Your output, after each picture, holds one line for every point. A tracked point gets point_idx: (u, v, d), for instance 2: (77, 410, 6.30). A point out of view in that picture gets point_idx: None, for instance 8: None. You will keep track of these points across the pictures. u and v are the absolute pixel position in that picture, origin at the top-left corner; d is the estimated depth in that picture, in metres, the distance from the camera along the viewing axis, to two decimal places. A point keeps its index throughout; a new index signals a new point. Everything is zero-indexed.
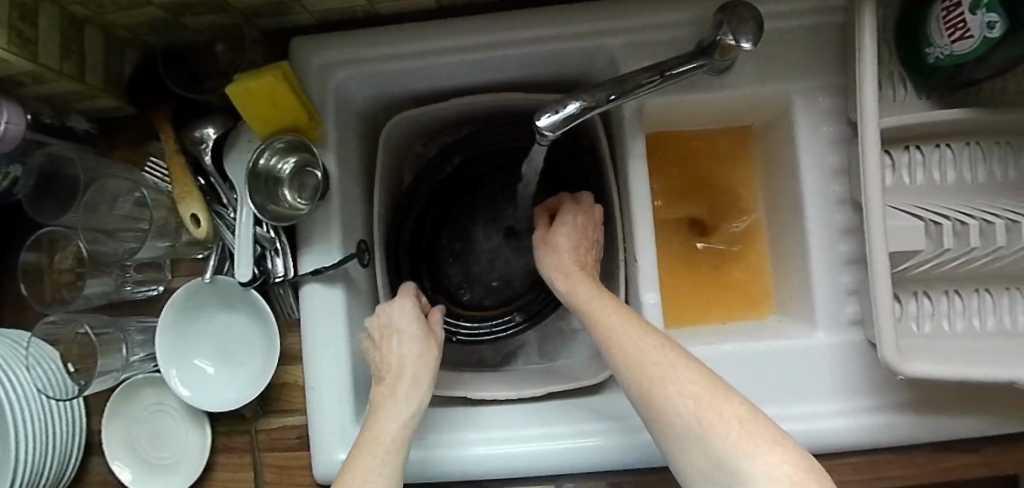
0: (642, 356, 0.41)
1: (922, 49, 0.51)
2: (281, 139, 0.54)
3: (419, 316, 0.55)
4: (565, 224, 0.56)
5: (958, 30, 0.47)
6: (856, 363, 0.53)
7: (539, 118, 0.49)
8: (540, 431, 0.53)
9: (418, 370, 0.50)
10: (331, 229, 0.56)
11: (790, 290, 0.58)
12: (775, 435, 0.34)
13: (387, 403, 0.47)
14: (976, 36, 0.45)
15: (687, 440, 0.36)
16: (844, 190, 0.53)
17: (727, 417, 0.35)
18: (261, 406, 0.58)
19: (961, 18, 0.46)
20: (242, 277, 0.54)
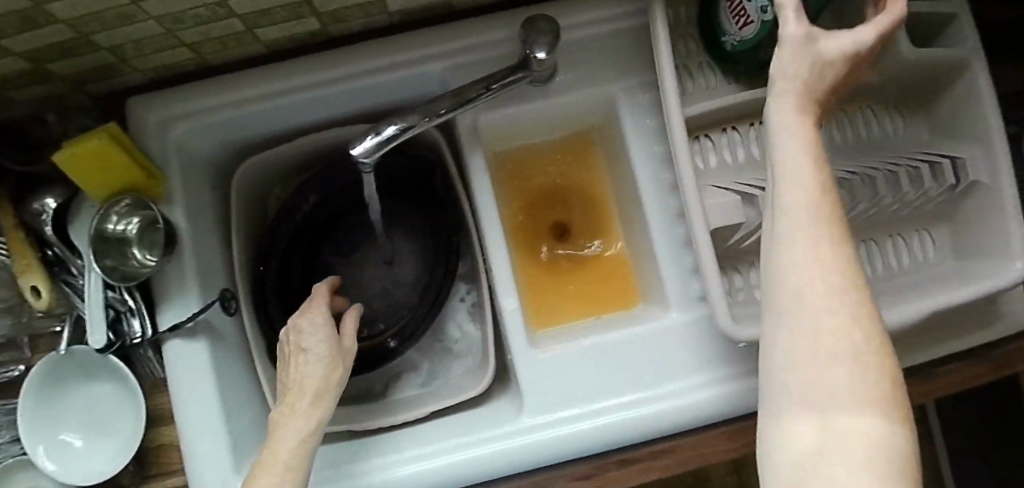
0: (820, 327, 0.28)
1: (719, 37, 0.54)
2: (121, 201, 0.54)
3: (334, 332, 0.52)
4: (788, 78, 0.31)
5: (742, 18, 0.51)
6: (708, 338, 0.55)
7: (355, 146, 0.51)
8: (425, 451, 0.55)
9: (318, 390, 0.48)
10: (186, 283, 0.56)
11: (646, 278, 0.60)
12: (901, 436, 0.27)
13: (287, 423, 0.46)
14: (755, 22, 0.49)
15: (819, 446, 0.27)
16: (672, 176, 0.57)
17: (863, 419, 0.27)
18: (138, 472, 0.57)
19: (742, 6, 0.50)
20: (95, 343, 0.53)
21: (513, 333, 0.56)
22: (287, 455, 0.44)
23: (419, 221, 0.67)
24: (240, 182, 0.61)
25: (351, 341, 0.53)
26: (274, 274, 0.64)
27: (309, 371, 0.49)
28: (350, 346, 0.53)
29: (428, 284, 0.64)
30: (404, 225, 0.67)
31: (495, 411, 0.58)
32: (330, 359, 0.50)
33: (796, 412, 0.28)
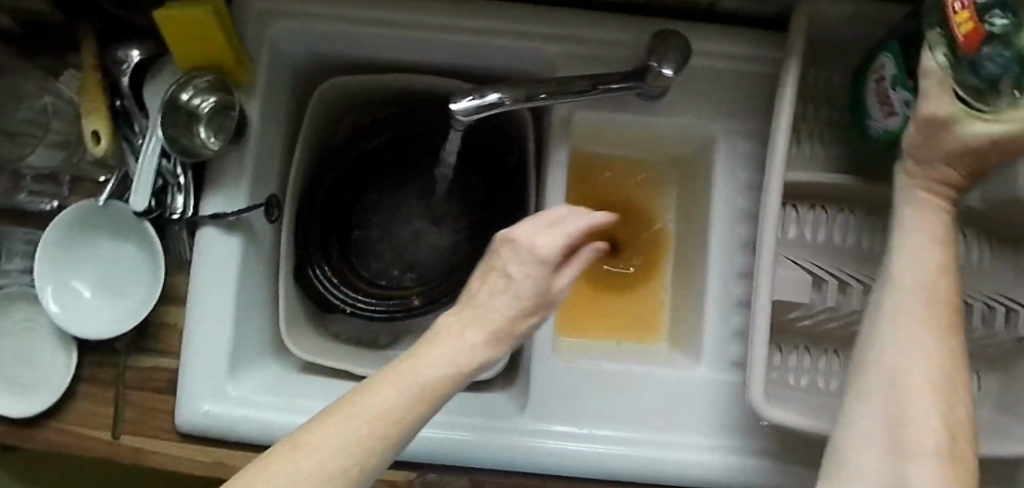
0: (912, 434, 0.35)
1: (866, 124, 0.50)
2: (203, 77, 0.53)
3: (550, 270, 0.32)
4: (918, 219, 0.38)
5: (888, 106, 0.47)
6: (728, 403, 0.54)
7: (455, 101, 0.50)
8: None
9: (426, 372, 0.31)
10: (242, 176, 0.55)
11: (682, 322, 0.59)
12: None
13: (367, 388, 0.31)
14: (898, 114, 0.45)
15: None
16: (747, 234, 0.55)
17: None
18: (136, 343, 0.57)
19: (886, 93, 0.46)
20: (137, 206, 0.53)
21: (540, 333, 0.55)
22: (391, 429, 0.30)
23: (478, 192, 0.65)
24: (320, 97, 0.59)
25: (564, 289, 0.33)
26: (326, 197, 0.63)
27: (462, 321, 0.33)
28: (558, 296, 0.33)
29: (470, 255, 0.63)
30: (463, 190, 0.65)
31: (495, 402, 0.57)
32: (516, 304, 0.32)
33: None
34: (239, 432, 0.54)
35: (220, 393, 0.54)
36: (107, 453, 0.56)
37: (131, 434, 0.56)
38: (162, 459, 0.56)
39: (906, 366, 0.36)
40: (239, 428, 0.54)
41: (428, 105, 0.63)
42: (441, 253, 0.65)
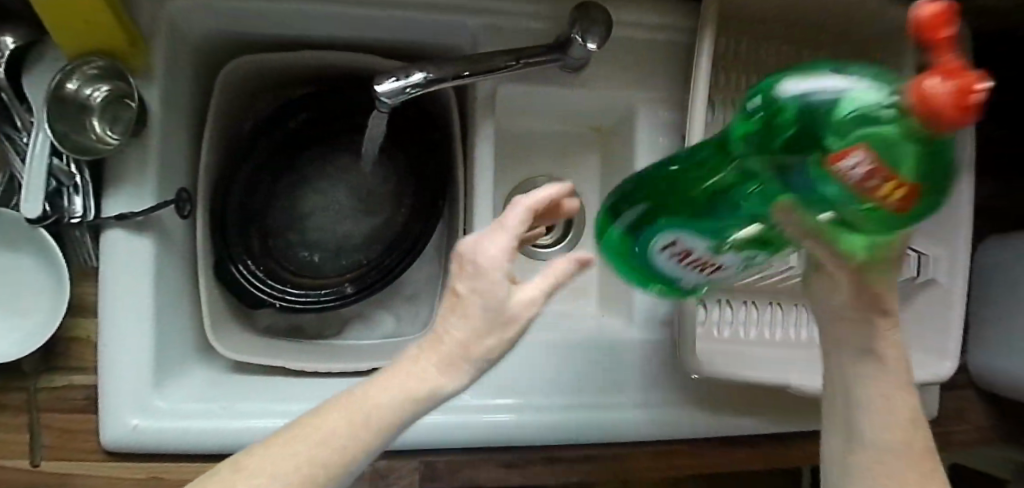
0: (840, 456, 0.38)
1: (674, 284, 0.43)
2: (92, 62, 0.48)
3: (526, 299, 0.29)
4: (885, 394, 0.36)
5: (700, 265, 0.40)
6: (661, 362, 0.56)
7: (380, 83, 0.48)
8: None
9: (469, 353, 0.28)
10: (146, 172, 0.51)
11: (613, 286, 0.62)
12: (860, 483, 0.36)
13: (401, 375, 0.29)
14: (709, 261, 0.40)
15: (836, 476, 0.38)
16: None
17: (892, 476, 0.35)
18: (43, 360, 0.52)
19: (701, 260, 0.40)
20: (29, 214, 0.47)
21: None
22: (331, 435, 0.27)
23: (405, 176, 0.62)
24: (227, 79, 0.56)
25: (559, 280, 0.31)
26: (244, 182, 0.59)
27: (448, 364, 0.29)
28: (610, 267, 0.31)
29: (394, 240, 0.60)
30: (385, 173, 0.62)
31: None
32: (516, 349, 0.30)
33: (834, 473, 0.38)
34: (173, 443, 0.52)
35: (146, 405, 0.52)
36: (24, 481, 0.52)
37: (50, 459, 0.52)
38: (86, 481, 0.53)
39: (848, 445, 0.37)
40: (173, 440, 0.52)
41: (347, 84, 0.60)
42: (365, 238, 0.62)
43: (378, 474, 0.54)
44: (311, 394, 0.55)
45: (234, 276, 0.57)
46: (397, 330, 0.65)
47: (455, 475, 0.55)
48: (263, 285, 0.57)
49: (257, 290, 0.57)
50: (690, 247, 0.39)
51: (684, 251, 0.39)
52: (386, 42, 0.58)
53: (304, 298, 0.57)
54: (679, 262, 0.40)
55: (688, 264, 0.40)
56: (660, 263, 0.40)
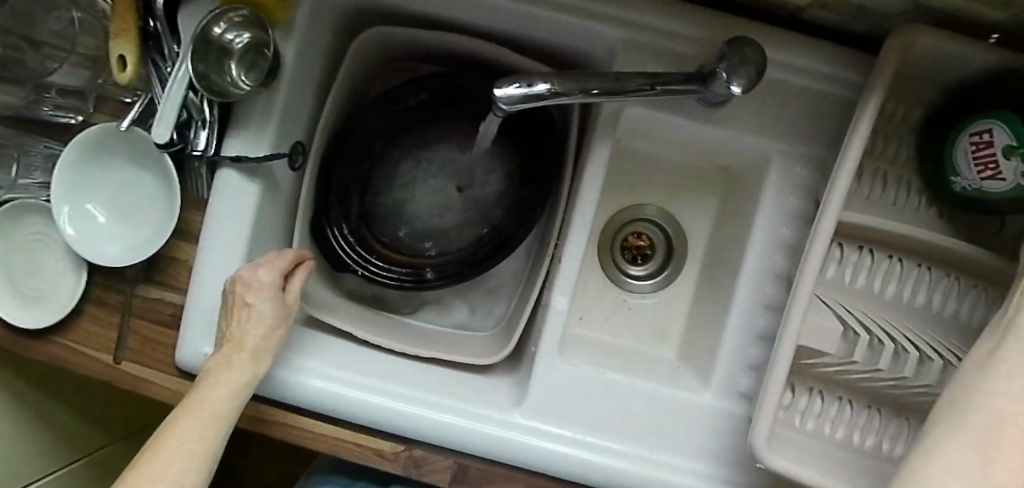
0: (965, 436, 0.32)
1: (946, 174, 0.48)
2: (239, 10, 0.50)
3: (277, 292, 0.50)
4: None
5: (987, 168, 0.43)
6: (729, 435, 0.52)
7: (501, 87, 0.45)
8: (391, 389, 0.54)
9: (260, 348, 0.48)
10: (269, 120, 0.53)
11: (697, 341, 0.57)
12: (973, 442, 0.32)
13: (219, 373, 0.46)
14: (1006, 179, 0.42)
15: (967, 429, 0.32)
16: (786, 264, 0.51)
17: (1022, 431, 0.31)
18: (145, 272, 0.56)
19: (993, 158, 0.43)
20: (159, 138, 0.50)
21: (552, 331, 0.53)
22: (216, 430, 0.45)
23: (511, 173, 0.60)
24: (362, 46, 0.57)
25: (294, 300, 0.52)
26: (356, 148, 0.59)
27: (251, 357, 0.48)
28: (293, 308, 0.51)
29: (485, 237, 0.59)
30: (494, 165, 0.61)
31: (492, 389, 0.56)
32: (280, 305, 0.50)
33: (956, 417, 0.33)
34: None
35: None
36: (105, 374, 0.56)
37: (130, 360, 0.56)
38: (157, 390, 0.56)
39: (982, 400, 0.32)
40: None
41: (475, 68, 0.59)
42: (458, 226, 0.61)
43: (413, 461, 0.54)
44: (363, 368, 0.55)
45: (327, 239, 0.58)
46: (468, 322, 0.65)
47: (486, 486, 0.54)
48: (351, 250, 0.58)
49: (344, 254, 0.58)
50: (996, 139, 0.42)
51: (987, 142, 0.43)
52: (521, 37, 0.57)
53: (386, 273, 0.58)
54: (972, 154, 0.45)
55: (979, 159, 0.44)
56: (961, 152, 0.46)
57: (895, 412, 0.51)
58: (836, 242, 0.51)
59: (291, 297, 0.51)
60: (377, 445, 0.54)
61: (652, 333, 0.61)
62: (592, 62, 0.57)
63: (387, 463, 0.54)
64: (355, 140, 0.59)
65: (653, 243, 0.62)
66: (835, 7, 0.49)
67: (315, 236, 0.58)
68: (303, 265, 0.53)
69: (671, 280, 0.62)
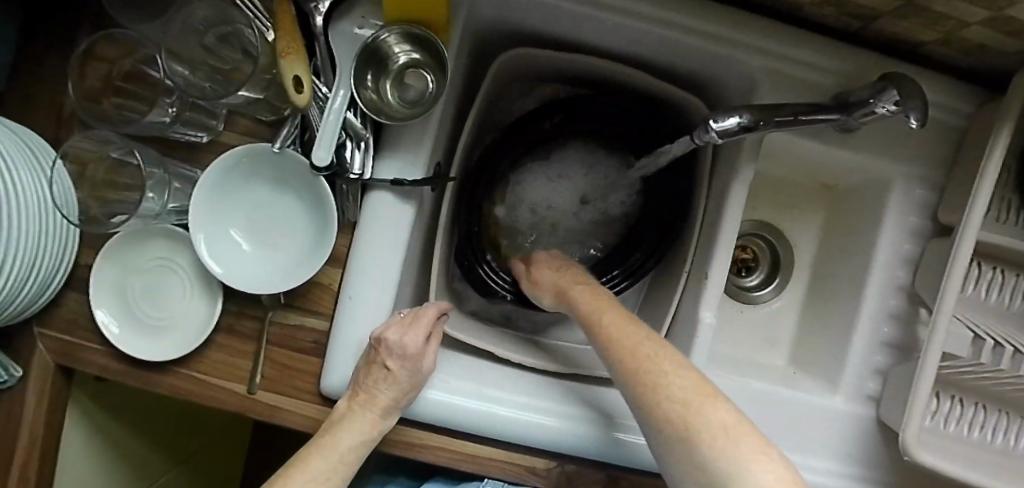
0: (703, 422, 0.37)
1: None
2: (410, 29, 0.49)
3: (415, 355, 0.51)
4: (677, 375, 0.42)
5: None
6: (860, 433, 0.56)
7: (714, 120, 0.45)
8: (501, 397, 0.54)
9: (391, 407, 0.50)
10: (423, 143, 0.52)
11: (816, 348, 0.61)
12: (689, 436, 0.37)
13: (350, 421, 0.49)
14: None
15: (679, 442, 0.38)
16: (907, 278, 0.56)
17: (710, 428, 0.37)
18: (283, 298, 0.54)
19: None
20: (319, 162, 0.48)
21: (701, 346, 0.54)
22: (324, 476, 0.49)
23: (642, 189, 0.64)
24: (500, 67, 0.58)
25: (429, 365, 0.52)
26: (498, 175, 0.63)
27: (379, 408, 0.49)
28: (425, 372, 0.52)
29: (628, 244, 0.65)
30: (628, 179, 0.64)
31: None
32: (413, 371, 0.51)
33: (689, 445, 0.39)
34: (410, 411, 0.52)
35: None
36: (238, 406, 0.54)
37: (266, 390, 0.54)
38: (296, 419, 0.54)
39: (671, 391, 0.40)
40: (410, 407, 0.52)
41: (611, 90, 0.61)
42: (591, 234, 0.67)
43: (566, 478, 0.56)
44: (475, 378, 0.55)
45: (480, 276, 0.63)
46: None
47: None
48: (497, 277, 0.63)
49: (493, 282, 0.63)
50: None
51: None
52: (652, 60, 0.59)
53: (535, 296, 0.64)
54: None
55: None
56: None
57: (998, 407, 0.57)
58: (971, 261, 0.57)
59: (425, 363, 0.51)
60: (530, 463, 0.55)
61: (765, 342, 0.65)
62: (718, 87, 0.59)
63: (540, 480, 0.56)
64: (498, 167, 0.62)
65: (756, 256, 0.68)
66: (956, 44, 0.54)
67: (468, 268, 0.63)
68: (443, 309, 0.54)
69: (781, 290, 0.67)
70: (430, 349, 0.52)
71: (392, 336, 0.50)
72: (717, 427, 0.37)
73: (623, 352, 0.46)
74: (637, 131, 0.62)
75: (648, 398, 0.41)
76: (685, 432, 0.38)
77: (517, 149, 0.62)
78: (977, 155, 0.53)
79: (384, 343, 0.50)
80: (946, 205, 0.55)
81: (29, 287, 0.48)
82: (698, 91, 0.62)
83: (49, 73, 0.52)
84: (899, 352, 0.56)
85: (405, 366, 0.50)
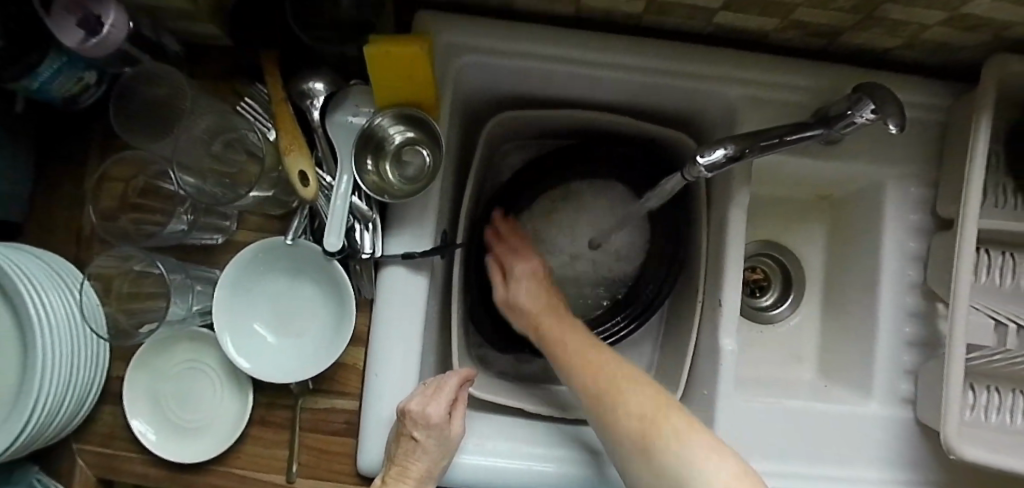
0: (669, 427, 0.43)
1: None
2: (405, 111, 0.52)
3: (444, 421, 0.50)
4: (635, 392, 0.47)
5: None
6: (902, 436, 0.56)
7: (702, 154, 0.48)
8: (535, 452, 0.54)
9: (424, 477, 0.50)
10: (428, 214, 0.54)
11: (843, 357, 0.61)
12: (653, 445, 0.43)
13: None
14: None
15: (642, 454, 0.43)
16: (918, 275, 0.57)
17: (673, 426, 0.43)
18: (311, 383, 0.55)
19: None
20: (331, 247, 0.50)
21: (725, 371, 0.54)
22: None
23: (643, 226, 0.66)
24: (491, 129, 0.60)
25: (456, 429, 0.52)
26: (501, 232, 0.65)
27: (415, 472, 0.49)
28: (454, 436, 0.51)
29: (641, 284, 0.66)
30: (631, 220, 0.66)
31: None
32: (442, 439, 0.51)
33: (636, 448, 0.44)
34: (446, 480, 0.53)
35: None
36: None
37: (304, 476, 0.54)
38: None
39: (635, 401, 0.46)
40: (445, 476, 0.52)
41: (607, 141, 0.65)
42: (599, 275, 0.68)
43: None
44: (507, 437, 0.56)
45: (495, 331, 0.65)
46: None
47: None
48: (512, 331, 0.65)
49: (508, 335, 0.65)
50: None
51: None
52: (633, 104, 0.61)
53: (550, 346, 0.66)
54: None
55: None
56: None
57: None
58: (981, 249, 0.57)
59: (453, 428, 0.51)
60: None
61: (790, 356, 0.66)
62: (700, 119, 0.62)
63: None
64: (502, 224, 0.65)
65: (767, 274, 0.69)
66: (921, 47, 0.56)
67: (483, 327, 0.66)
68: (469, 374, 0.54)
69: (797, 304, 0.68)
70: (458, 414, 0.52)
71: (417, 406, 0.49)
72: (678, 430, 0.43)
73: (579, 365, 0.51)
74: (632, 172, 0.64)
75: (605, 399, 0.48)
76: (648, 432, 0.44)
77: (518, 205, 0.65)
78: (963, 148, 0.54)
79: (413, 414, 0.49)
80: (941, 199, 0.56)
81: (62, 409, 0.49)
82: (682, 125, 0.64)
83: (68, 202, 0.55)
84: (925, 349, 0.56)
85: (434, 432, 0.49)
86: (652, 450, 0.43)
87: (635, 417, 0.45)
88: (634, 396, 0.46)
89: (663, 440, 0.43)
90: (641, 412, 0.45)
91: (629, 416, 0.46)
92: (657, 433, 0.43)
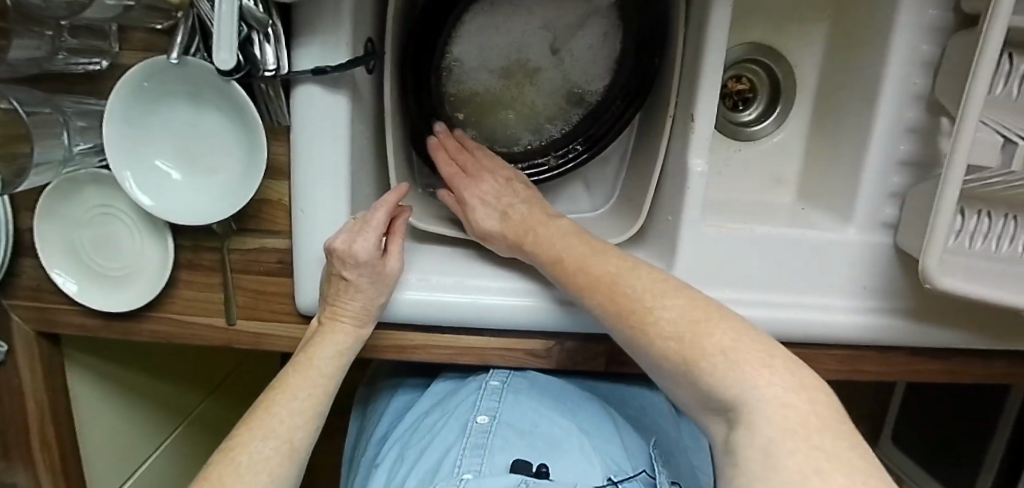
0: (719, 342, 0.35)
1: None
2: None
3: (377, 257, 0.47)
4: (667, 306, 0.39)
5: None
6: (878, 263, 0.52)
7: None
8: (482, 287, 0.51)
9: (362, 313, 0.48)
10: (341, 19, 0.45)
11: (828, 181, 0.55)
12: (691, 366, 0.35)
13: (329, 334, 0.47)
14: None
15: (686, 373, 0.36)
16: (927, 85, 0.49)
17: (717, 343, 0.35)
18: (235, 223, 0.50)
19: None
20: (224, 65, 0.41)
21: (691, 195, 0.49)
22: (306, 392, 0.46)
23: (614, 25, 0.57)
24: None
25: (394, 260, 0.48)
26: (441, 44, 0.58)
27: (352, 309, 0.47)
28: (392, 271, 0.48)
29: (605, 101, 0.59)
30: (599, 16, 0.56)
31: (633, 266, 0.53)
32: (377, 276, 0.47)
33: (671, 365, 0.37)
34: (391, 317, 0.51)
35: None
36: (222, 337, 0.53)
37: (245, 319, 0.52)
38: (282, 342, 0.53)
39: (669, 319, 0.38)
40: (389, 313, 0.51)
41: None
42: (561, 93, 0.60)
43: (568, 356, 0.54)
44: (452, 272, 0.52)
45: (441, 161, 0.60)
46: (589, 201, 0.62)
47: (642, 362, 0.54)
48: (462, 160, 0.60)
49: None
50: None
51: None
52: None
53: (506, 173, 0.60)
54: None
55: None
56: None
57: None
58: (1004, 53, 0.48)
59: (388, 262, 0.48)
60: (528, 345, 0.54)
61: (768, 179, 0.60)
62: None
63: (542, 361, 0.54)
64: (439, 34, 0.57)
65: (753, 85, 0.61)
66: None
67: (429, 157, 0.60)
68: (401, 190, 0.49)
69: (782, 120, 0.60)
70: (395, 248, 0.48)
71: (344, 243, 0.45)
72: (719, 348, 0.35)
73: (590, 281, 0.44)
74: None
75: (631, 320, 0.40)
76: (689, 366, 0.36)
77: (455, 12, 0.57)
78: None
79: (342, 253, 0.45)
80: None
81: None
82: None
83: None
84: (919, 170, 0.50)
85: (366, 269, 0.46)
86: (684, 370, 0.36)
87: (675, 334, 0.37)
88: (668, 308, 0.39)
89: (703, 358, 0.35)
90: (675, 330, 0.37)
91: (663, 340, 0.37)
92: (694, 347, 0.36)
